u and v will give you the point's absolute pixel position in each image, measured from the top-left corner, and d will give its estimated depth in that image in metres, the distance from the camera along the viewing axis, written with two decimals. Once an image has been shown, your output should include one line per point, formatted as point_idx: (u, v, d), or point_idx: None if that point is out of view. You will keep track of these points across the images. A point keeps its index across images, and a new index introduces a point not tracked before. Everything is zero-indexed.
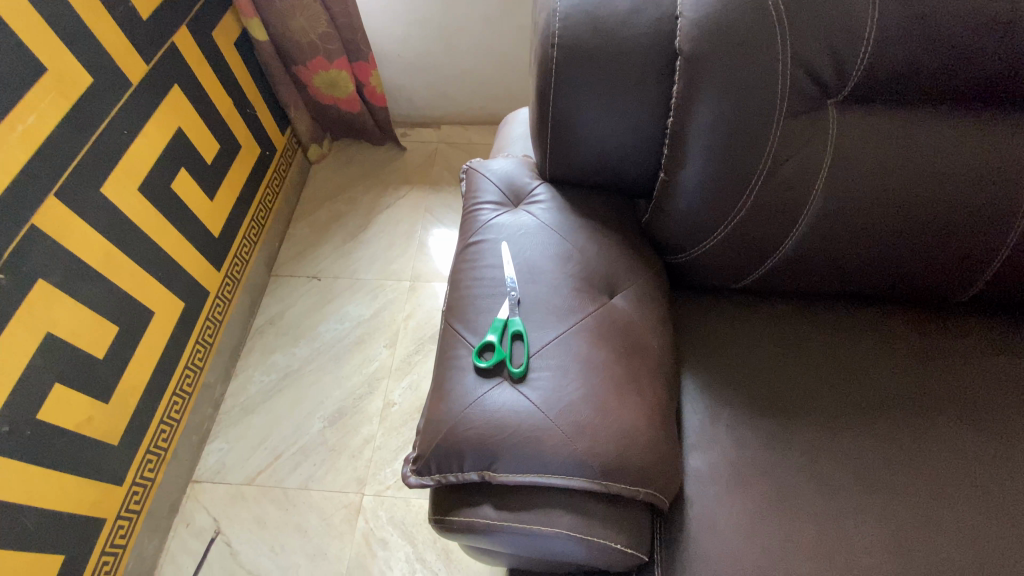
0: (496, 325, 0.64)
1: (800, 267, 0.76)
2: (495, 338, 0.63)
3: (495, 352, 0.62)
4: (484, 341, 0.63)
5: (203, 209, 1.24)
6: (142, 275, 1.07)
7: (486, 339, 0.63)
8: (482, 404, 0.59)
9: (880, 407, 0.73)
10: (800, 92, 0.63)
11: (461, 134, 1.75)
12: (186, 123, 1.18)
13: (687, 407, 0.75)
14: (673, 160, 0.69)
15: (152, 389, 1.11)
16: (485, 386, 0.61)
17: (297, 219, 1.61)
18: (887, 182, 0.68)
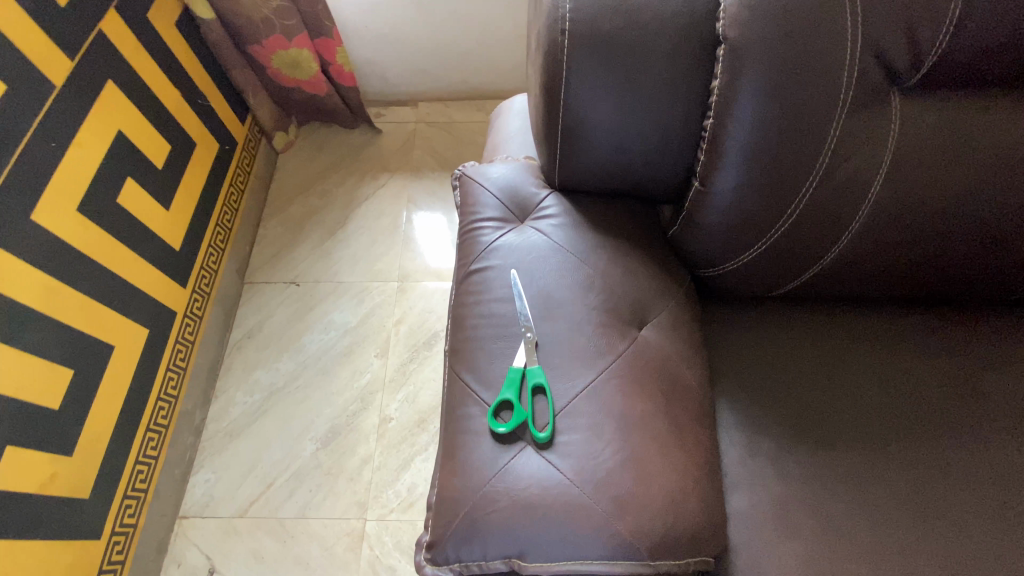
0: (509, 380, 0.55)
1: (846, 277, 0.67)
2: (513, 395, 0.54)
3: (514, 414, 0.53)
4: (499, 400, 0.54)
5: (158, 221, 1.10)
6: (95, 306, 0.95)
7: (502, 396, 0.54)
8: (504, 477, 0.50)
9: (935, 427, 0.66)
10: (864, 80, 0.53)
11: (441, 111, 1.59)
12: (128, 126, 1.03)
13: (724, 439, 0.67)
14: (709, 166, 0.59)
15: (122, 428, 1.01)
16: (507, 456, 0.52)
17: (268, 218, 1.47)
18: (952, 181, 0.59)
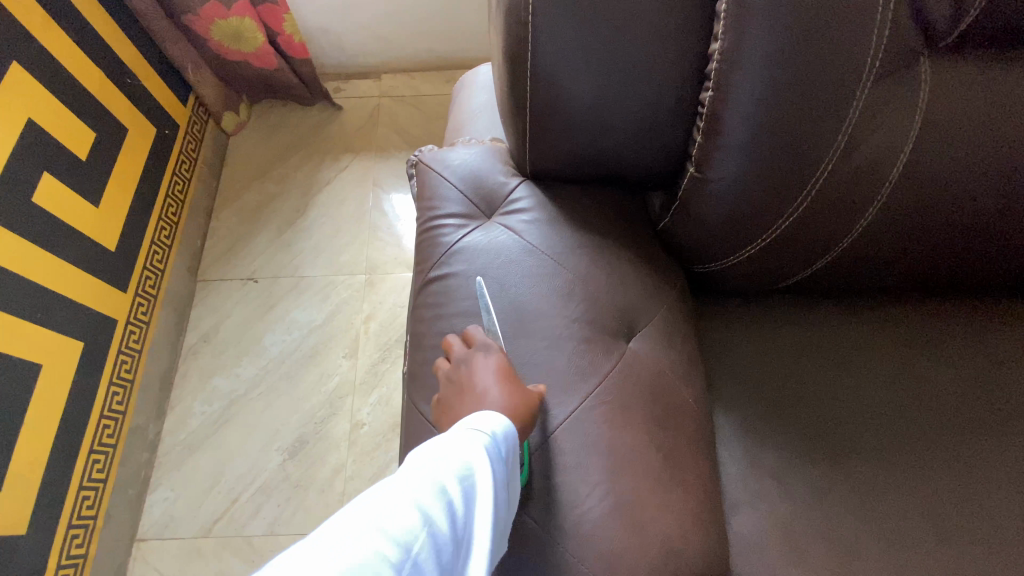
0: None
1: (858, 270, 0.59)
2: None
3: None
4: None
5: (86, 220, 0.98)
6: (12, 322, 0.84)
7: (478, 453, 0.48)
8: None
9: (954, 432, 0.60)
10: (893, 39, 0.44)
11: (406, 84, 1.46)
12: (38, 112, 0.90)
13: (723, 455, 0.60)
14: (706, 148, 0.50)
15: (60, 453, 0.91)
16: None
17: (220, 208, 1.34)
18: (984, 159, 0.50)
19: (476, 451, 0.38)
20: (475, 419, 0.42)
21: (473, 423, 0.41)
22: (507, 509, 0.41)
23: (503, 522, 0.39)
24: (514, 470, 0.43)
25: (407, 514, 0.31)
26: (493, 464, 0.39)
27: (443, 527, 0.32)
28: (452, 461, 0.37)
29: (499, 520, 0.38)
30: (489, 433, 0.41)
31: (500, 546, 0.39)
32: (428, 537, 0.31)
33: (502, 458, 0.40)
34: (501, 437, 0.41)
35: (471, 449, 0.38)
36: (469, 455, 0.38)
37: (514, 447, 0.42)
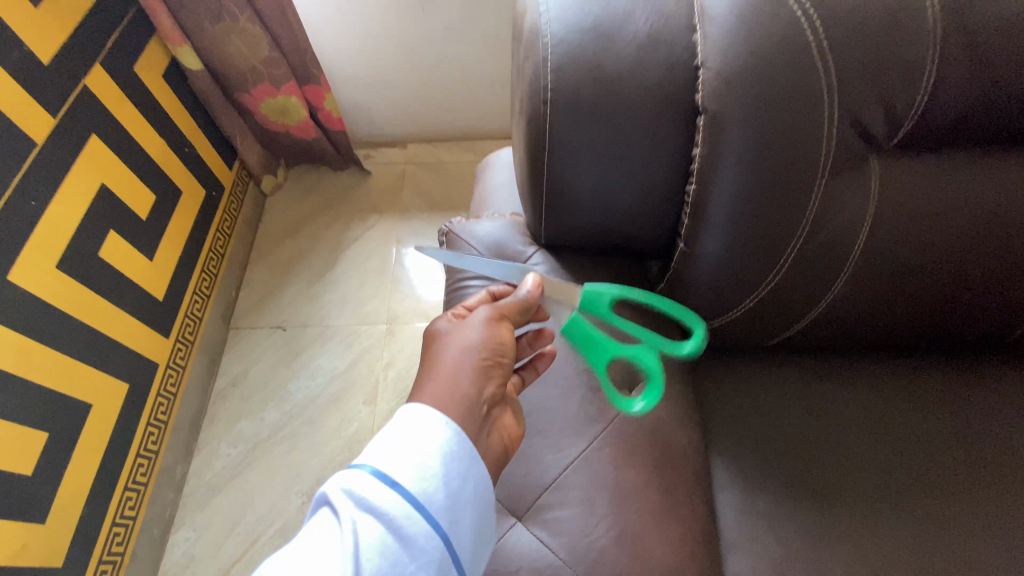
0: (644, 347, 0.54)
1: (834, 331, 0.67)
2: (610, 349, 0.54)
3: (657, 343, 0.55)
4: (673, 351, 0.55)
5: (141, 272, 1.08)
6: (72, 364, 0.92)
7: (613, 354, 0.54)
8: (509, 446, 0.50)
9: (932, 481, 0.65)
10: (844, 146, 0.54)
11: (430, 152, 1.60)
12: (110, 178, 1.01)
13: (720, 498, 0.65)
14: (693, 229, 0.59)
15: (99, 489, 0.97)
16: (506, 439, 0.49)
17: (255, 262, 1.45)
18: (932, 238, 0.59)
19: (345, 485, 0.40)
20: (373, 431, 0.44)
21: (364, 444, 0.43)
22: (438, 515, 0.41)
23: (418, 536, 0.39)
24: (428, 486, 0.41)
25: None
26: (371, 503, 0.39)
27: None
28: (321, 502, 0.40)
29: (400, 539, 0.39)
30: (382, 449, 0.42)
31: (428, 561, 0.39)
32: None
33: (385, 478, 0.40)
34: (363, 483, 0.40)
35: (342, 484, 0.40)
36: (338, 493, 0.40)
37: (425, 441, 0.42)
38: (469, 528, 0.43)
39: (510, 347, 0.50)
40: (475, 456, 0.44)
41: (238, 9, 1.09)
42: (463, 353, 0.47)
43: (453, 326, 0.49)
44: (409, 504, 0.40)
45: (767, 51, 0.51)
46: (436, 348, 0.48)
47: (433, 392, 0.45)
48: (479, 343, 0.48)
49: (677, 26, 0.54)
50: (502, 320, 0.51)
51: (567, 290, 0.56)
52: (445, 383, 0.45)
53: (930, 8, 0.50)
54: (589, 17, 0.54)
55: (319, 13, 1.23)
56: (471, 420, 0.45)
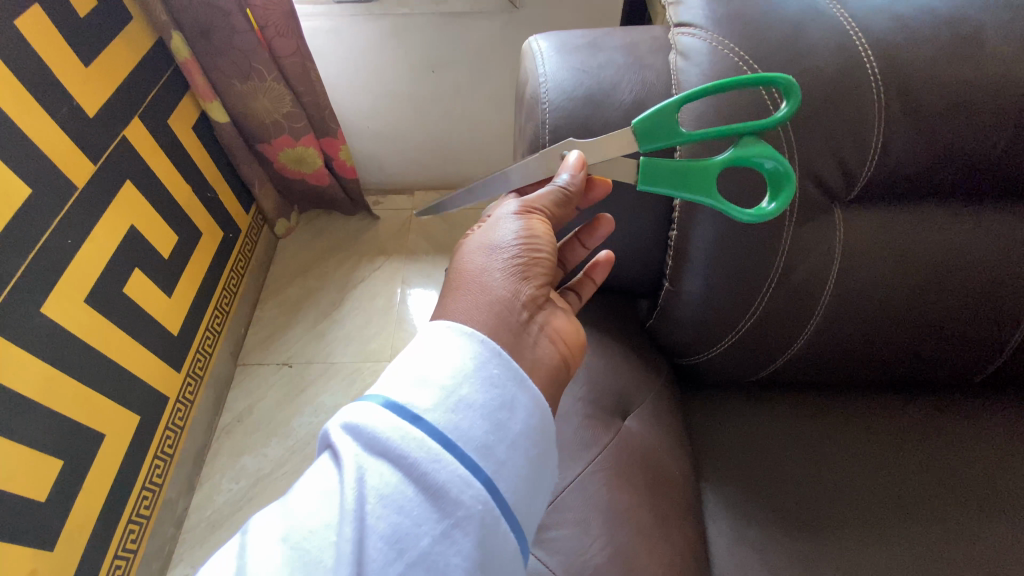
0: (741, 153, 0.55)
1: (813, 365, 0.71)
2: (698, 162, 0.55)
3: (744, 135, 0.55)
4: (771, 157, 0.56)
5: (160, 308, 1.14)
6: (90, 394, 0.96)
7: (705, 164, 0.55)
8: (567, 344, 0.52)
9: (914, 511, 0.68)
10: (807, 199, 0.62)
11: (435, 199, 1.69)
12: (139, 220, 1.08)
13: (712, 529, 0.68)
14: (677, 269, 0.65)
15: (104, 519, 1.00)
16: (562, 333, 0.52)
17: (265, 300, 1.51)
18: (896, 281, 0.65)
19: (358, 421, 0.40)
20: (395, 362, 0.45)
21: (386, 374, 0.44)
22: (469, 458, 0.40)
23: (445, 481, 0.38)
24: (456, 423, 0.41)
25: (277, 516, 0.39)
26: (380, 449, 0.39)
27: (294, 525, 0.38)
28: (338, 439, 0.41)
29: (423, 483, 0.38)
30: (402, 384, 0.42)
31: (463, 508, 0.38)
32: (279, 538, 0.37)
33: (403, 417, 0.40)
34: (370, 428, 0.40)
35: (356, 419, 0.41)
36: (354, 430, 0.41)
37: (455, 360, 0.43)
38: (514, 470, 0.42)
39: (546, 240, 0.54)
40: (517, 381, 0.45)
41: (266, 70, 1.17)
42: (497, 255, 0.51)
43: (483, 231, 0.54)
44: (429, 444, 0.39)
45: (734, 117, 0.59)
46: (468, 256, 0.52)
47: (471, 294, 0.49)
48: (511, 242, 0.52)
49: (660, 95, 0.62)
50: (533, 213, 0.55)
51: (625, 142, 0.56)
52: (481, 286, 0.49)
53: (875, 83, 0.58)
54: (581, 85, 0.62)
55: (339, 74, 1.34)
56: (516, 319, 0.49)
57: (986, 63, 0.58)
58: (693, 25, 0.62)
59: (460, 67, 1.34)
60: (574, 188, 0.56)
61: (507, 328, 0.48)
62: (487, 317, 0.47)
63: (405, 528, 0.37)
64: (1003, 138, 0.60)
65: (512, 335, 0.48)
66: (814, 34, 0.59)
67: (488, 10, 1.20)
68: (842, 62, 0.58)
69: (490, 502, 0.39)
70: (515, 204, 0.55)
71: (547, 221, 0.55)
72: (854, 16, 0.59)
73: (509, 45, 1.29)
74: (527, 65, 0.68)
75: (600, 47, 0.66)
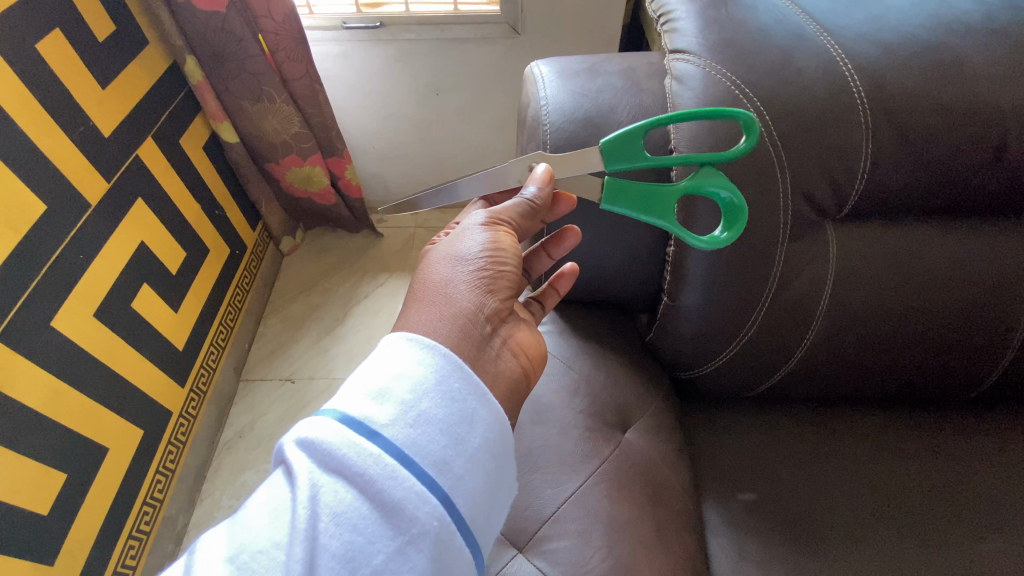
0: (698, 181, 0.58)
1: (809, 380, 0.72)
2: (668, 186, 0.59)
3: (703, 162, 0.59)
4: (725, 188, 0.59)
5: (166, 323, 1.16)
6: (95, 408, 0.97)
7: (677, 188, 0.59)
8: (525, 355, 0.54)
9: (911, 528, 0.69)
10: (800, 217, 0.64)
11: (438, 218, 1.73)
12: (149, 237, 1.10)
13: (713, 543, 0.68)
14: (675, 285, 0.67)
15: (104, 535, 1.00)
16: (519, 345, 0.54)
17: (269, 316, 1.53)
18: (889, 297, 0.67)
19: (314, 436, 0.41)
20: (354, 375, 0.46)
21: (344, 387, 0.45)
22: (425, 474, 0.41)
23: (401, 498, 0.39)
24: (412, 440, 0.42)
25: (227, 532, 0.39)
26: (334, 466, 0.40)
27: (244, 543, 0.38)
28: (292, 453, 0.41)
29: (379, 501, 0.39)
30: (359, 398, 0.43)
31: (418, 524, 0.39)
32: (229, 555, 0.37)
33: (360, 433, 0.41)
34: (322, 445, 0.40)
35: (311, 434, 0.41)
36: (309, 445, 0.41)
37: (412, 373, 0.45)
38: (471, 486, 0.43)
39: (511, 252, 0.56)
40: (478, 397, 0.46)
41: (276, 92, 1.21)
42: (461, 266, 0.53)
43: (450, 241, 0.56)
44: (386, 460, 0.40)
45: (727, 138, 0.61)
46: (434, 264, 0.54)
47: (435, 303, 0.50)
48: (477, 253, 0.54)
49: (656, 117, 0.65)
50: (499, 225, 0.57)
51: (592, 159, 0.58)
52: (445, 296, 0.51)
53: (862, 107, 0.61)
54: (580, 107, 0.65)
55: (346, 96, 1.38)
56: (477, 329, 0.50)
57: (968, 87, 0.61)
58: (687, 51, 0.65)
59: (463, 90, 1.38)
60: (540, 202, 0.58)
61: (468, 338, 0.49)
62: (449, 326, 0.49)
63: (358, 545, 0.38)
64: (988, 159, 0.62)
65: (473, 346, 0.49)
66: (803, 61, 0.62)
67: (491, 36, 1.24)
68: (831, 87, 0.61)
69: (445, 518, 0.41)
70: (482, 216, 0.57)
71: (513, 234, 0.57)
72: (841, 44, 0.62)
73: (512, 69, 1.33)
74: (528, 89, 0.71)
75: (598, 72, 0.69)
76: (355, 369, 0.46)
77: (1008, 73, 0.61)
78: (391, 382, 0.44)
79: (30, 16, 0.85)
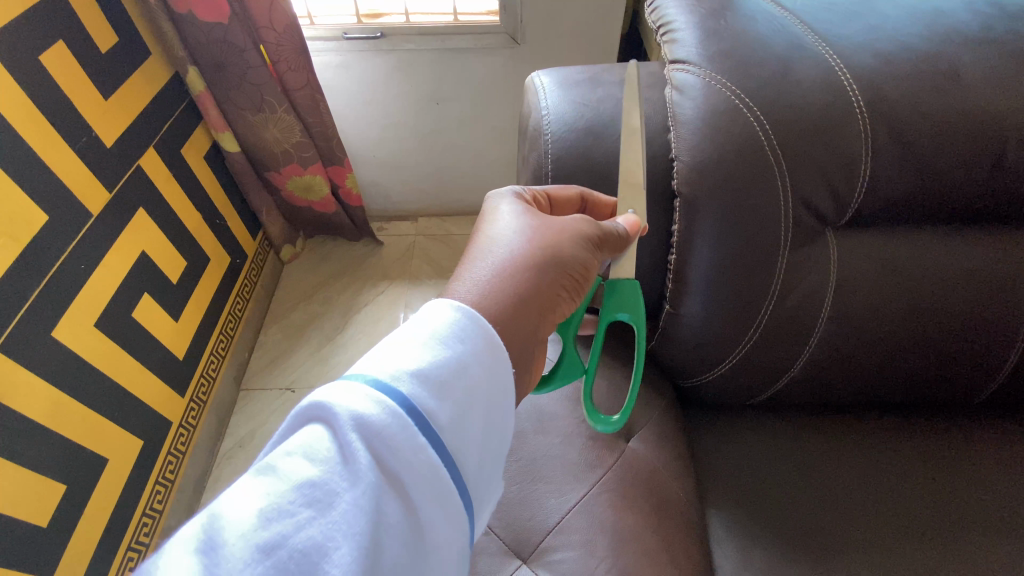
0: (568, 361, 0.59)
1: (812, 386, 0.72)
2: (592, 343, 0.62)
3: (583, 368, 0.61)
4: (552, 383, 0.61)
5: (167, 332, 1.15)
6: (96, 418, 0.97)
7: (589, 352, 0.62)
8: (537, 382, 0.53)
9: (918, 537, 0.68)
10: (800, 225, 0.64)
11: (438, 225, 1.73)
12: (151, 246, 1.11)
13: (717, 552, 0.68)
14: (676, 293, 0.67)
15: (103, 546, 1.00)
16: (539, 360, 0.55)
17: (269, 324, 1.52)
18: (890, 304, 0.67)
19: (378, 422, 0.36)
20: (415, 351, 0.40)
21: (404, 362, 0.40)
22: (460, 491, 0.39)
23: (443, 516, 0.37)
24: (458, 452, 0.40)
25: (252, 510, 0.31)
26: (389, 465, 0.36)
27: (283, 533, 0.31)
28: (345, 432, 0.35)
29: (423, 514, 0.36)
30: (418, 388, 0.39)
31: (447, 544, 0.38)
32: (262, 545, 0.30)
33: (421, 433, 0.37)
34: (386, 437, 0.36)
35: (370, 415, 0.36)
36: (369, 429, 0.35)
37: (480, 380, 0.42)
38: (479, 506, 0.42)
39: (589, 277, 0.55)
40: (504, 413, 0.45)
41: (277, 101, 1.21)
42: (552, 277, 0.51)
43: (548, 243, 0.52)
44: (439, 469, 0.37)
45: (730, 146, 0.61)
46: (530, 263, 0.50)
47: (524, 311, 0.48)
48: (568, 274, 0.52)
49: (656, 127, 0.66)
50: (593, 247, 0.55)
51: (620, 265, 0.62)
52: (528, 288, 0.49)
53: (861, 116, 0.61)
54: (582, 117, 0.66)
55: (347, 106, 1.39)
56: (533, 334, 0.49)
57: (966, 96, 0.61)
58: (687, 62, 0.65)
59: (464, 99, 1.38)
60: (624, 242, 0.59)
61: (522, 345, 0.47)
62: (522, 326, 0.47)
63: (400, 560, 0.34)
64: (986, 167, 0.62)
65: (517, 356, 0.48)
66: (802, 71, 0.62)
67: (492, 46, 1.26)
68: (829, 96, 0.61)
69: (464, 540, 0.40)
70: (584, 222, 0.56)
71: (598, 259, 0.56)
72: (839, 53, 0.63)
73: (511, 78, 1.34)
74: (529, 98, 0.72)
75: (599, 82, 0.69)
76: (407, 344, 0.41)
77: (1006, 81, 0.62)
78: (451, 378, 0.40)
79: (33, 28, 0.85)
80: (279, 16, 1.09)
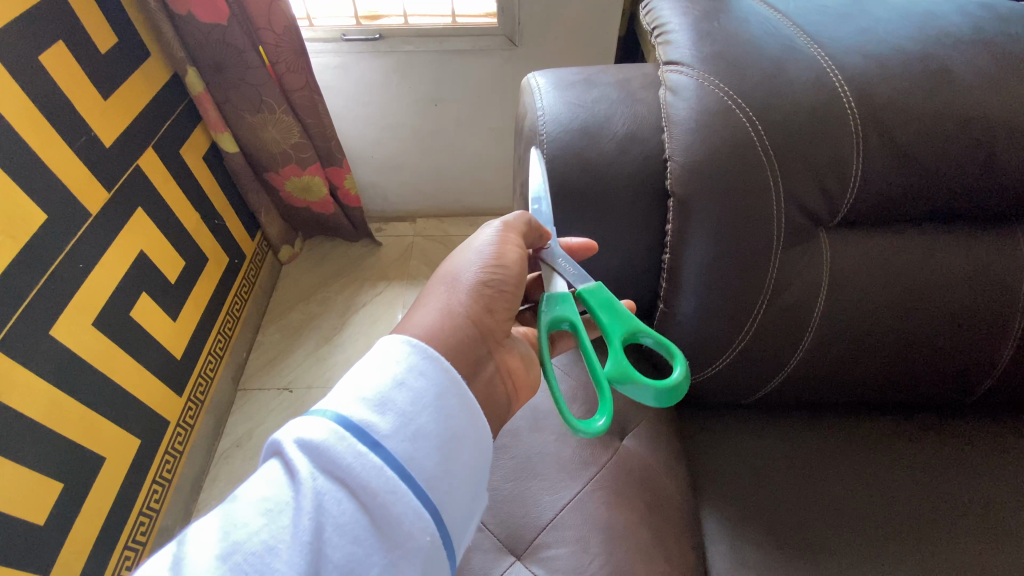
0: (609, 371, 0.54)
1: (805, 385, 0.73)
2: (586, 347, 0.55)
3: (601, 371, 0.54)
4: (639, 395, 0.53)
5: (164, 332, 1.15)
6: (93, 416, 0.97)
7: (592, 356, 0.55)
8: (515, 386, 0.54)
9: (913, 535, 0.68)
10: (792, 225, 0.64)
11: (437, 226, 1.74)
12: (150, 246, 1.11)
13: (711, 551, 0.68)
14: (671, 291, 0.68)
15: (100, 545, 1.00)
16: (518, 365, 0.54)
17: (267, 325, 1.53)
18: (883, 302, 0.67)
19: (314, 439, 0.37)
20: (354, 374, 0.42)
21: (340, 387, 0.41)
22: (424, 490, 0.39)
23: (399, 514, 0.37)
24: (412, 456, 0.39)
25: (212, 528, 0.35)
26: (334, 472, 0.37)
27: (235, 542, 0.33)
28: (289, 452, 0.37)
29: (377, 514, 0.37)
30: (356, 404, 0.40)
31: (413, 539, 0.37)
32: (216, 555, 0.33)
33: (363, 442, 0.38)
34: (323, 448, 0.37)
35: (312, 435, 0.38)
36: (311, 447, 0.37)
37: (417, 385, 0.42)
38: (461, 506, 0.41)
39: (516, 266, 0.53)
40: (471, 414, 0.44)
41: (276, 102, 1.22)
42: (467, 284, 0.51)
43: (453, 264, 0.53)
44: (387, 472, 0.37)
45: (721, 147, 0.62)
46: (438, 288, 0.51)
47: (446, 320, 0.48)
48: (478, 274, 0.51)
49: (650, 127, 0.66)
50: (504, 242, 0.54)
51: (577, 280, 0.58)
52: (455, 309, 0.49)
53: (853, 117, 0.62)
54: (577, 119, 0.66)
55: (346, 107, 1.40)
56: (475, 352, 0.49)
57: (955, 99, 0.62)
58: (680, 63, 0.66)
59: (462, 101, 1.39)
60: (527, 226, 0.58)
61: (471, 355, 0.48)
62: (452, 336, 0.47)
63: (357, 555, 0.35)
64: (976, 169, 0.63)
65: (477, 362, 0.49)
66: (794, 71, 0.63)
67: (490, 48, 1.26)
68: (821, 96, 0.62)
69: (436, 534, 0.38)
70: (505, 229, 0.55)
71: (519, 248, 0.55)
72: (831, 55, 0.64)
73: (509, 80, 1.34)
74: (525, 99, 0.72)
75: (594, 83, 0.70)
76: (350, 370, 0.43)
77: (996, 84, 0.62)
78: (392, 389, 0.41)
79: (33, 27, 0.86)
80: (279, 17, 1.09)
